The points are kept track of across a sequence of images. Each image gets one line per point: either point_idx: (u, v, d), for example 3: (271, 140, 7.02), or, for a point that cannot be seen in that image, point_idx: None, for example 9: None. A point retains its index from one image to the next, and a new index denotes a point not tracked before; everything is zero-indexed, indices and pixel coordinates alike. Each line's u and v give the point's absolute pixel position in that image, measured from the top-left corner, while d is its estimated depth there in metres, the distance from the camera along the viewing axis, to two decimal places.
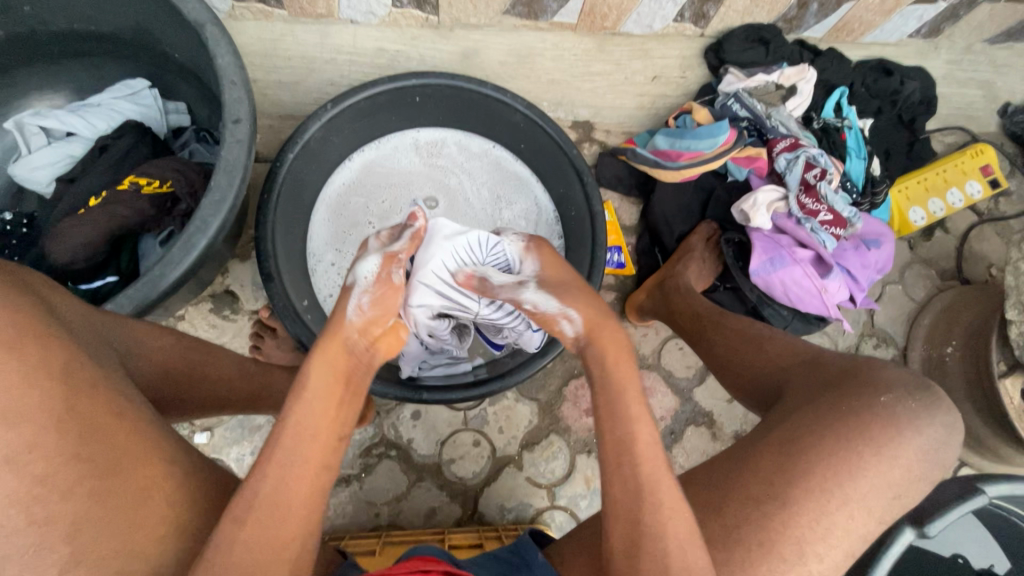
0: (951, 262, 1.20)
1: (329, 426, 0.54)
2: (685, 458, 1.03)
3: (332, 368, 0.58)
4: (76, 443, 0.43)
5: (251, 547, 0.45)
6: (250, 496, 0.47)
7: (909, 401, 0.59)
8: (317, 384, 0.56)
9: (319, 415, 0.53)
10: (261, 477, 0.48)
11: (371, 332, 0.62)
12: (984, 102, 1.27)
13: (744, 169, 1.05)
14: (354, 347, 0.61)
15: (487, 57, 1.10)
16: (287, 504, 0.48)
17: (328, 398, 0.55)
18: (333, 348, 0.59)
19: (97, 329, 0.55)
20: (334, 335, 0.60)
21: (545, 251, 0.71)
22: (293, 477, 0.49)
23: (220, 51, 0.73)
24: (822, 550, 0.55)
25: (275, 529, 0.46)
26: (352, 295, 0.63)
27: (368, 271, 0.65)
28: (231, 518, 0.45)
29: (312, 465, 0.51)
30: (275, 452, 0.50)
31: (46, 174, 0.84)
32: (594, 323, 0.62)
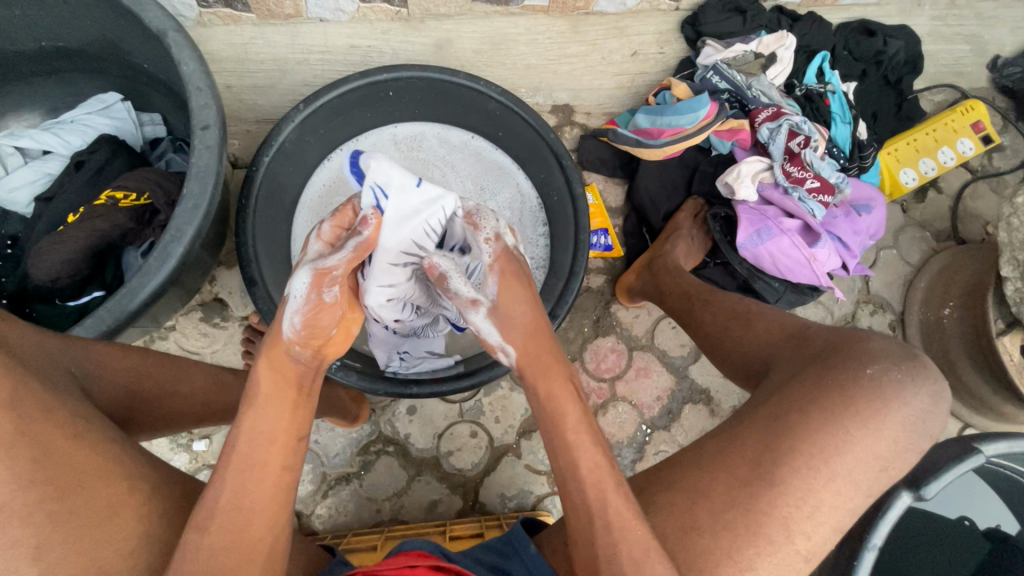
0: (946, 222, 1.18)
1: (285, 433, 0.56)
2: (684, 436, 1.03)
3: (282, 376, 0.59)
4: (32, 470, 0.45)
5: (216, 551, 0.48)
6: (211, 504, 0.50)
7: (894, 371, 0.58)
8: (267, 393, 0.57)
9: (270, 423, 0.55)
10: (219, 486, 0.51)
11: (314, 340, 0.60)
12: (973, 56, 1.24)
13: (727, 143, 1.03)
14: (299, 357, 0.60)
15: (460, 47, 1.09)
16: (251, 510, 0.51)
17: (279, 407, 0.57)
18: (280, 359, 0.59)
19: (51, 357, 0.57)
20: (274, 349, 0.59)
21: (509, 268, 0.64)
22: (251, 483, 0.52)
23: (184, 58, 0.72)
24: (809, 527, 0.55)
25: (240, 534, 0.50)
26: (286, 311, 0.60)
27: (298, 287, 0.59)
28: (193, 526, 0.49)
29: (270, 469, 0.53)
30: (233, 459, 0.53)
31: (25, 195, 0.84)
32: (525, 355, 0.63)
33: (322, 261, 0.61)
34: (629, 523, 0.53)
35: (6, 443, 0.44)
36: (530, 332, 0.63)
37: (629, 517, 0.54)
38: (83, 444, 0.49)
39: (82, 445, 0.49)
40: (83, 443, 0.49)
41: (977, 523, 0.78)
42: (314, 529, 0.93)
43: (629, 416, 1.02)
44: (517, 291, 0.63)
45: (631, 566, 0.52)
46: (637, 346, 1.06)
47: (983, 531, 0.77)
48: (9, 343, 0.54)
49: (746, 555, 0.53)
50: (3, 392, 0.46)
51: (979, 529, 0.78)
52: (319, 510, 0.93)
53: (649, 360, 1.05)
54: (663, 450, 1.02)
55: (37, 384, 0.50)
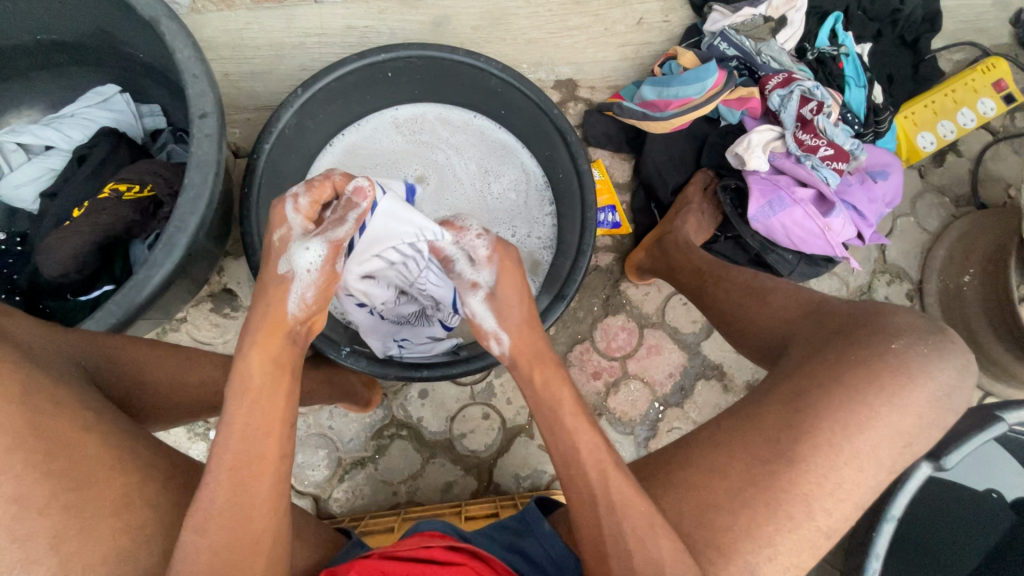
0: (966, 186, 1.14)
1: (277, 424, 0.55)
2: (697, 413, 1.02)
3: (276, 359, 0.58)
4: (47, 463, 0.45)
5: (218, 550, 0.49)
6: (207, 505, 0.50)
7: (920, 347, 0.56)
8: (261, 381, 0.56)
9: (266, 414, 0.54)
10: (214, 486, 0.50)
11: (312, 316, 0.63)
12: (994, 11, 1.18)
13: (736, 112, 0.99)
14: (296, 334, 0.61)
15: (459, 23, 1.07)
16: (250, 509, 0.51)
17: (274, 392, 0.56)
18: (275, 338, 0.59)
19: (62, 351, 0.58)
20: (273, 328, 0.60)
21: (507, 259, 0.65)
22: (247, 483, 0.51)
23: (179, 44, 0.71)
24: (829, 504, 0.54)
25: (240, 532, 0.50)
26: (291, 288, 0.61)
27: (310, 262, 0.62)
28: (191, 528, 0.49)
29: (265, 464, 0.53)
30: (224, 457, 0.51)
31: (30, 191, 0.84)
32: (521, 350, 0.63)
33: (330, 232, 0.63)
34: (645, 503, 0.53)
35: (20, 436, 0.44)
36: (528, 324, 0.64)
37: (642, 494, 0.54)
38: (96, 436, 0.49)
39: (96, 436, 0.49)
40: (97, 435, 0.50)
41: (1005, 495, 0.76)
42: (332, 513, 0.94)
43: (641, 394, 1.02)
44: (514, 282, 0.64)
45: (651, 547, 0.52)
46: (648, 324, 1.04)
47: (1011, 501, 0.75)
48: (17, 337, 0.54)
49: (765, 532, 0.53)
50: (14, 386, 0.46)
51: (1008, 500, 0.76)
52: (336, 494, 0.95)
53: (660, 337, 1.04)
54: (677, 427, 1.01)
55: (49, 378, 0.51)
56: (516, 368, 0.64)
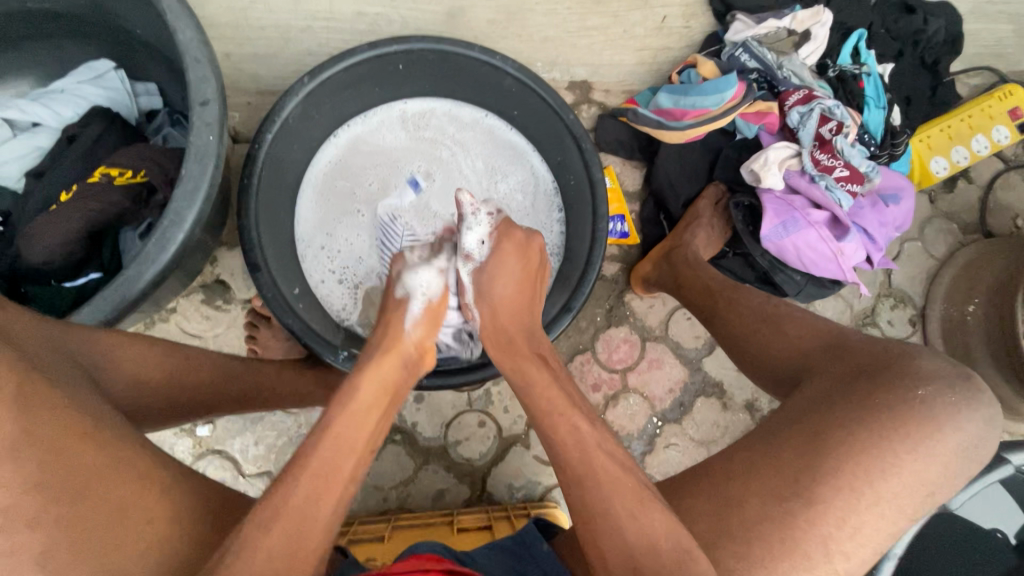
0: (975, 214, 1.13)
1: (368, 437, 0.57)
2: (695, 430, 1.01)
3: (383, 380, 0.62)
4: (39, 471, 0.42)
5: (273, 556, 0.46)
6: (279, 501, 0.49)
7: (949, 395, 0.55)
8: (366, 396, 0.59)
9: (360, 428, 0.56)
10: (291, 486, 0.50)
11: (425, 347, 0.69)
12: (1016, 37, 1.17)
13: (754, 126, 0.98)
14: (407, 359, 0.66)
15: (474, 16, 1.03)
16: (312, 517, 0.49)
17: (373, 411, 0.59)
18: (390, 358, 0.64)
19: (56, 343, 0.54)
20: (391, 346, 0.66)
21: (508, 239, 0.72)
22: (324, 488, 0.51)
23: (180, 25, 0.67)
24: (849, 548, 0.52)
25: (298, 540, 0.47)
26: (405, 309, 0.70)
27: (422, 282, 0.71)
28: (255, 524, 0.47)
29: (341, 477, 0.52)
30: (312, 460, 0.52)
31: (14, 169, 0.80)
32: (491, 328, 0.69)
33: (438, 262, 0.74)
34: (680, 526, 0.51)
35: (10, 442, 0.41)
36: (506, 304, 0.70)
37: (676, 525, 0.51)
38: (91, 440, 0.46)
39: (92, 442, 0.46)
40: (93, 436, 0.47)
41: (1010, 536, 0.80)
42: None
43: (640, 408, 1.00)
44: (512, 262, 0.71)
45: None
46: (651, 337, 1.03)
47: (1014, 541, 0.80)
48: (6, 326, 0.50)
49: (781, 568, 0.51)
50: (7, 386, 0.43)
51: (1011, 541, 0.80)
52: None
53: (662, 351, 1.02)
54: (673, 443, 1.00)
55: (42, 373, 0.47)
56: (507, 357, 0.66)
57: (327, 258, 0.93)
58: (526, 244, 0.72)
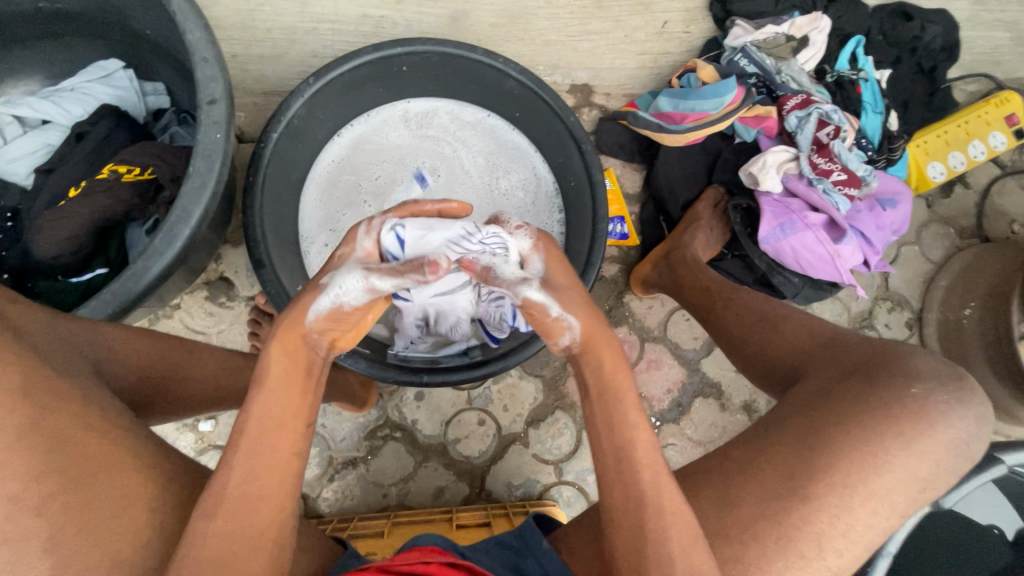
0: (972, 219, 1.14)
1: (294, 413, 0.54)
2: (693, 430, 1.02)
3: (294, 360, 0.57)
4: (43, 461, 0.42)
5: (224, 538, 0.46)
6: (219, 491, 0.48)
7: (941, 393, 0.56)
8: (276, 380, 0.55)
9: (280, 406, 0.53)
10: (227, 472, 0.49)
11: (334, 327, 0.60)
12: (1012, 45, 1.18)
13: (753, 130, 0.99)
14: (312, 342, 0.59)
15: (477, 19, 1.04)
16: (258, 496, 0.49)
17: (292, 390, 0.55)
18: (295, 342, 0.57)
19: (63, 337, 0.55)
20: (292, 327, 0.58)
21: (550, 248, 0.66)
22: (260, 468, 0.50)
23: (189, 26, 0.68)
24: (842, 545, 0.53)
25: (248, 519, 0.48)
26: (319, 299, 0.59)
27: (351, 283, 0.59)
28: (202, 512, 0.47)
29: (277, 454, 0.51)
30: (240, 443, 0.51)
31: (25, 165, 0.81)
32: (591, 330, 0.59)
33: (366, 261, 0.63)
34: (680, 517, 0.52)
35: (22, 429, 0.42)
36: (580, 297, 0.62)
37: (673, 521, 0.51)
38: (97, 431, 0.47)
39: (99, 431, 0.47)
40: (100, 427, 0.47)
41: (1008, 532, 0.84)
42: (320, 512, 0.93)
43: None
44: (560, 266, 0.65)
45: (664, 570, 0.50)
46: (650, 338, 1.04)
47: (1012, 538, 0.84)
48: (17, 321, 0.51)
49: (773, 566, 0.52)
50: (19, 376, 0.44)
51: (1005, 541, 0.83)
52: (325, 494, 0.93)
53: (660, 352, 1.03)
54: (672, 444, 1.01)
55: (52, 364, 0.48)
56: (589, 362, 0.59)
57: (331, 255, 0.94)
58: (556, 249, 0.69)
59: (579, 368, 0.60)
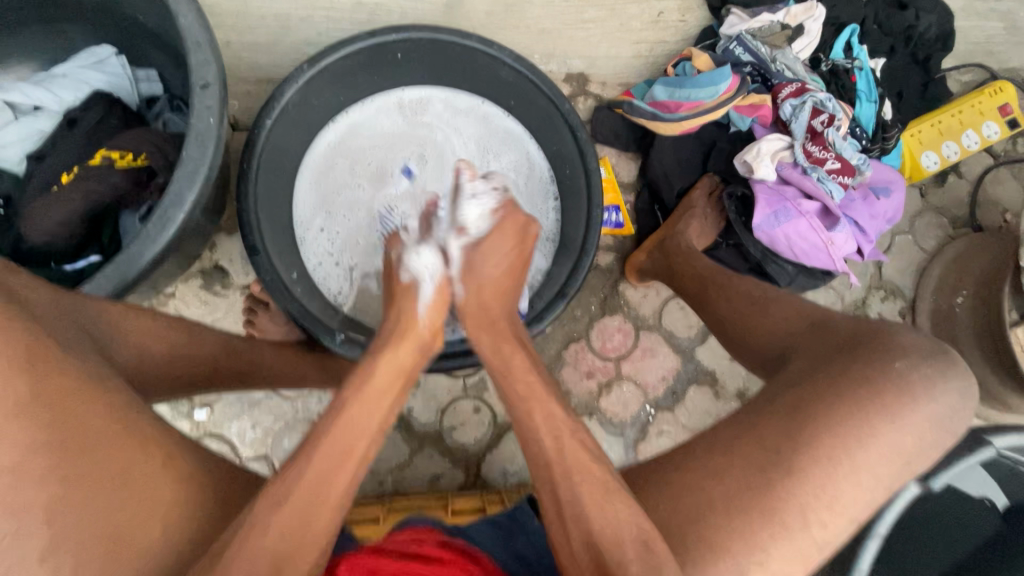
0: (965, 208, 1.15)
1: (381, 423, 0.56)
2: (687, 417, 1.02)
3: (400, 364, 0.61)
4: (44, 434, 0.43)
5: (282, 530, 0.47)
6: (292, 481, 0.49)
7: (923, 367, 0.57)
8: (386, 380, 0.59)
9: (378, 410, 0.56)
10: (309, 462, 0.51)
11: (438, 333, 0.67)
12: (1006, 35, 1.19)
13: (748, 118, 0.98)
14: (424, 342, 0.65)
15: (472, 7, 1.04)
16: (325, 496, 0.50)
17: (388, 398, 0.58)
18: (407, 343, 0.63)
19: (68, 313, 0.56)
20: (409, 330, 0.65)
21: (509, 221, 0.71)
22: (342, 467, 0.51)
23: (181, 9, 0.68)
24: (826, 516, 0.54)
25: (309, 518, 0.49)
26: (417, 292, 0.68)
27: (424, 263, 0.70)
28: (268, 500, 0.48)
29: (354, 458, 0.53)
30: (321, 443, 0.52)
31: (16, 152, 0.80)
32: (473, 312, 0.68)
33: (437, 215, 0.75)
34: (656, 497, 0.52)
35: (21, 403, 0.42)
36: (489, 287, 0.69)
37: None
38: (95, 406, 0.47)
39: (97, 407, 0.47)
40: (97, 404, 0.47)
41: (998, 503, 0.87)
42: None
43: (633, 396, 1.02)
44: (506, 248, 0.70)
45: (657, 544, 0.50)
46: (644, 326, 1.04)
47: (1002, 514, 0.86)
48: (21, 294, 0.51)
49: (759, 539, 0.52)
50: (16, 351, 0.44)
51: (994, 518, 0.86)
52: None
53: (655, 340, 1.04)
54: (666, 431, 1.01)
55: (52, 340, 0.48)
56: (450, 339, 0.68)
57: (326, 241, 0.94)
58: (524, 229, 0.71)
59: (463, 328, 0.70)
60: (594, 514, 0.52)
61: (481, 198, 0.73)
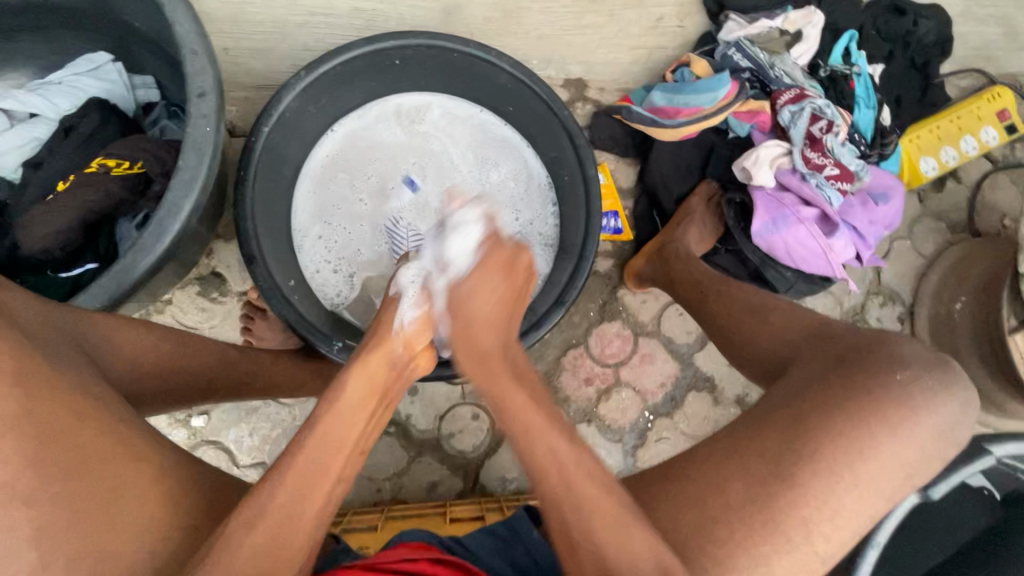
0: (963, 214, 1.15)
1: (352, 438, 0.58)
2: (686, 424, 1.02)
3: (371, 377, 0.63)
4: (33, 453, 0.42)
5: (257, 551, 0.46)
6: (264, 503, 0.49)
7: (925, 378, 0.57)
8: (355, 393, 0.60)
9: (348, 426, 0.58)
10: (281, 479, 0.51)
11: (411, 346, 0.68)
12: (1005, 40, 1.19)
13: (746, 124, 0.99)
14: (396, 358, 0.66)
15: (470, 12, 1.03)
16: (298, 514, 0.50)
17: (359, 412, 0.60)
18: (378, 355, 0.64)
19: (60, 326, 0.55)
20: (381, 344, 0.66)
21: (497, 251, 0.66)
22: (310, 485, 0.52)
23: (179, 18, 0.67)
24: (828, 530, 0.54)
25: (283, 537, 0.48)
26: (399, 306, 0.69)
27: (411, 282, 0.70)
28: (241, 522, 0.47)
29: (326, 476, 0.53)
30: (291, 464, 0.52)
31: (14, 159, 0.80)
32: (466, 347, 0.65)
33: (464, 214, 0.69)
34: None
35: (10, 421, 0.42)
36: (484, 320, 0.65)
37: None
38: (86, 422, 0.47)
39: (88, 424, 0.47)
40: (89, 422, 0.47)
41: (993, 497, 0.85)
42: None
43: (632, 402, 1.02)
44: (496, 280, 0.66)
45: (654, 557, 0.50)
46: (643, 333, 1.04)
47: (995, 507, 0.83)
48: (13, 308, 0.51)
49: (761, 551, 0.52)
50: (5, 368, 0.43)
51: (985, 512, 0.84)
52: None
53: (654, 346, 1.04)
54: (665, 437, 1.01)
55: (42, 356, 0.48)
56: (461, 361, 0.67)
57: (323, 249, 0.94)
58: (512, 260, 0.67)
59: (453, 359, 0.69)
60: (588, 533, 0.51)
61: (468, 226, 0.67)
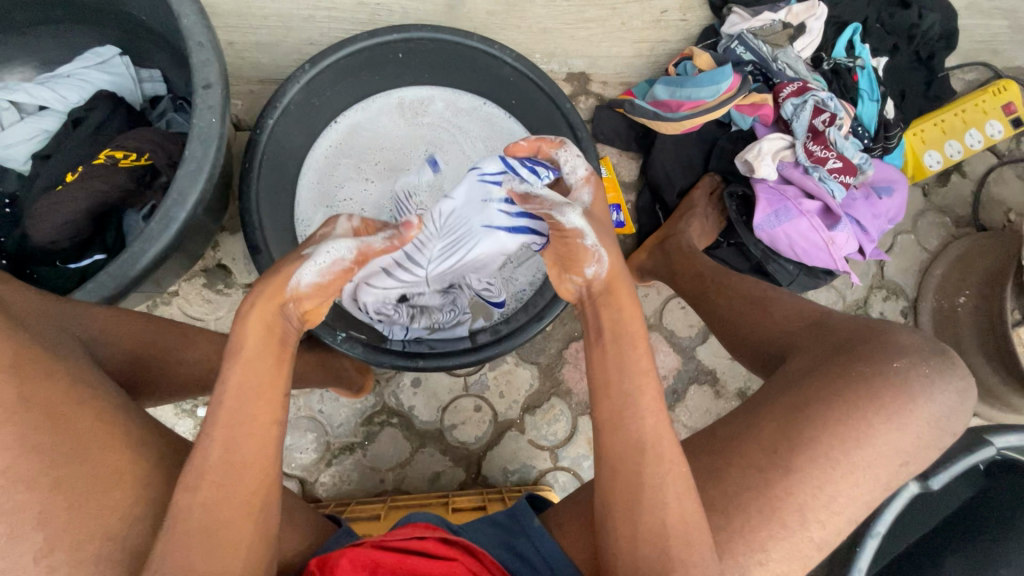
0: (967, 208, 1.15)
1: (271, 382, 0.52)
2: (688, 416, 1.02)
3: (270, 327, 0.54)
4: (34, 439, 0.43)
5: (211, 506, 0.46)
6: (200, 464, 0.47)
7: (922, 367, 0.57)
8: (254, 347, 0.52)
9: (260, 374, 0.51)
10: (209, 443, 0.48)
11: (311, 301, 0.58)
12: (1010, 33, 1.18)
13: (749, 118, 0.98)
14: (291, 313, 0.56)
15: (474, 7, 1.04)
16: (242, 465, 0.48)
17: (267, 363, 0.52)
18: (269, 308, 0.54)
19: (54, 318, 0.56)
20: (272, 296, 0.55)
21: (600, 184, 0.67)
22: (241, 437, 0.49)
23: (184, 10, 0.68)
24: (825, 516, 0.54)
25: (230, 489, 0.47)
26: (302, 265, 0.56)
27: (335, 247, 0.58)
28: (185, 485, 0.47)
29: (261, 424, 0.50)
30: (220, 414, 0.49)
31: (23, 151, 0.82)
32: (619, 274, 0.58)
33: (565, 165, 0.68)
34: (657, 496, 0.52)
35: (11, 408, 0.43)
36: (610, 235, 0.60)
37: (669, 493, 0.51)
38: (86, 409, 0.48)
39: (88, 411, 0.47)
40: (90, 409, 0.48)
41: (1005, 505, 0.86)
42: (317, 496, 0.94)
43: None
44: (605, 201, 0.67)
45: (647, 542, 0.51)
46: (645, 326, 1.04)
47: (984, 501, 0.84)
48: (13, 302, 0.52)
49: (758, 537, 0.53)
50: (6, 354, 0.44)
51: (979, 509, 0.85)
52: (322, 478, 0.94)
53: (656, 339, 1.04)
54: None
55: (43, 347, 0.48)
56: (608, 300, 0.57)
57: None
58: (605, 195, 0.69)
59: (593, 310, 0.58)
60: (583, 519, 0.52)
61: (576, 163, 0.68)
